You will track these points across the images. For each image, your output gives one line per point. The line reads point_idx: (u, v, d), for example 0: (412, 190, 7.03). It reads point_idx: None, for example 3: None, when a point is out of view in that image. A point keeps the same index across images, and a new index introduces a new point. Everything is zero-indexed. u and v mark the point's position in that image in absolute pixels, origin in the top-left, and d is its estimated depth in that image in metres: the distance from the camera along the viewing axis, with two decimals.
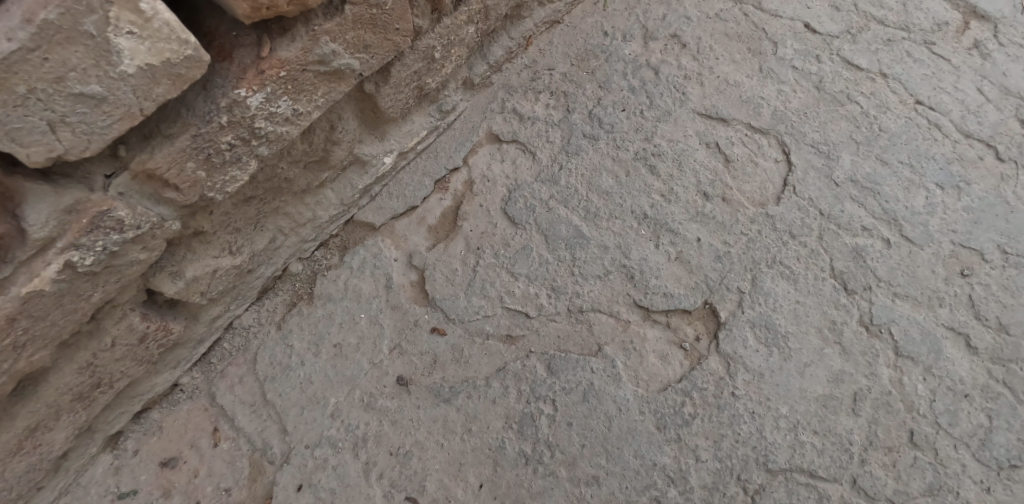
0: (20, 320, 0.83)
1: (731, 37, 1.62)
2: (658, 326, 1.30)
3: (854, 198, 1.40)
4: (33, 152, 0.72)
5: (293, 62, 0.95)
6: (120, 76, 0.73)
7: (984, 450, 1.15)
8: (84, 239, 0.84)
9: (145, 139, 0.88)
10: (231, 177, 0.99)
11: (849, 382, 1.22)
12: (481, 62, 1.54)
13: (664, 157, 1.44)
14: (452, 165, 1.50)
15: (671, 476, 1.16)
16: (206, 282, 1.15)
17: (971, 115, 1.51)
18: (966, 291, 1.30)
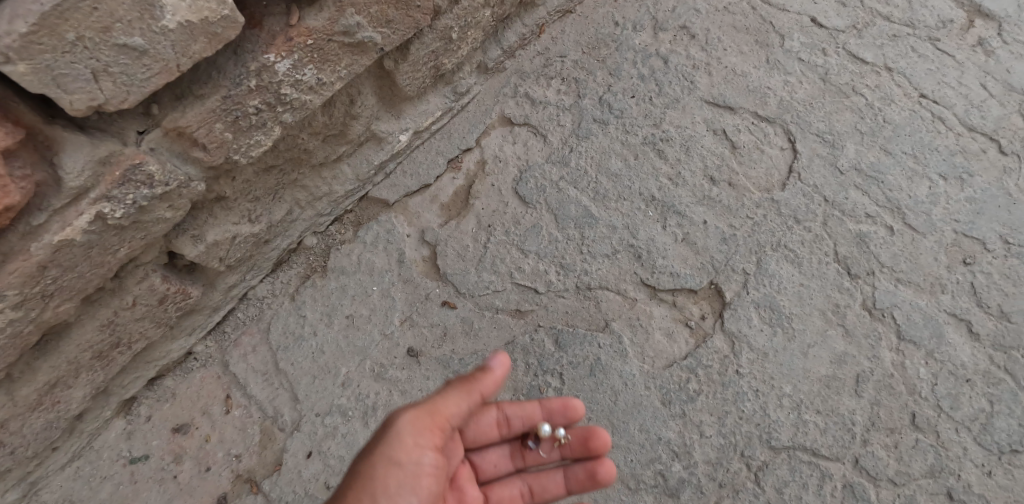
0: (50, 268, 0.87)
1: (740, 29, 1.65)
2: (664, 305, 1.32)
3: (858, 186, 1.43)
4: (76, 99, 0.76)
5: (320, 31, 0.99)
6: (161, 31, 0.78)
7: (985, 435, 1.17)
8: (116, 191, 0.88)
9: (177, 99, 0.92)
10: (256, 142, 1.02)
11: (851, 363, 1.24)
12: (495, 47, 1.58)
13: (672, 143, 1.48)
14: (465, 145, 1.54)
15: (675, 451, 1.18)
16: (225, 248, 1.19)
17: (974, 109, 1.54)
18: (968, 279, 1.32)
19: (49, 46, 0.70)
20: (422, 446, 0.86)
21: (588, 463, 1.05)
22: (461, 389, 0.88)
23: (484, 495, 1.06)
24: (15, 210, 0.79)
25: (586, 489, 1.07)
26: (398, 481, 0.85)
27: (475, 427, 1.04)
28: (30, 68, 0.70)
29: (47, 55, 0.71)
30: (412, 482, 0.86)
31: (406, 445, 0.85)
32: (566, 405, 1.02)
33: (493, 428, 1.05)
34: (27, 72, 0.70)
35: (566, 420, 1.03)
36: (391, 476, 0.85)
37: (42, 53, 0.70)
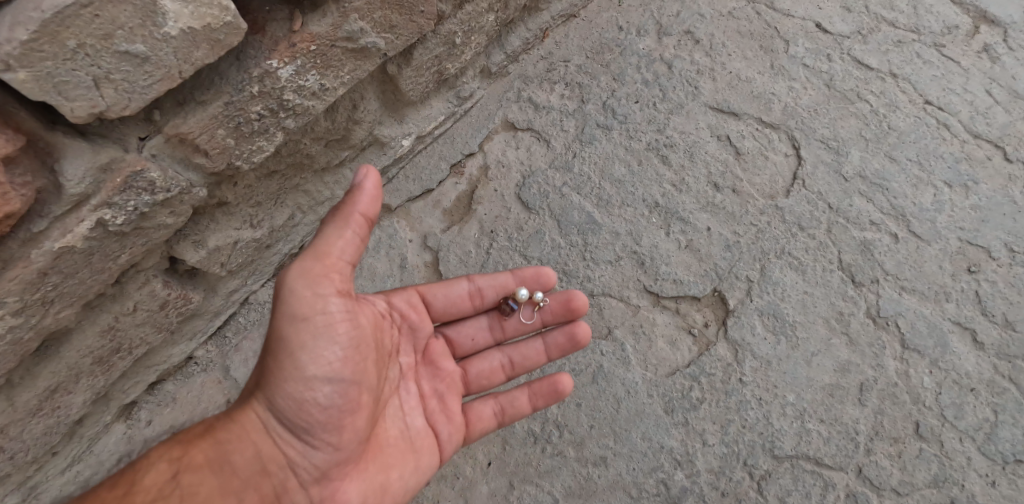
0: (51, 275, 0.87)
1: (744, 34, 1.63)
2: (667, 312, 1.31)
3: (862, 193, 1.42)
4: (77, 106, 0.75)
5: (323, 37, 0.98)
6: (163, 38, 0.77)
7: (989, 444, 1.17)
8: (118, 198, 0.88)
9: (179, 104, 0.91)
10: (258, 147, 1.02)
11: (855, 372, 1.23)
12: (499, 51, 1.56)
13: (676, 148, 1.47)
14: (467, 150, 1.53)
15: (678, 460, 1.18)
16: (226, 253, 1.18)
17: (979, 116, 1.53)
18: (973, 287, 1.31)
19: (50, 53, 0.70)
20: (319, 313, 0.87)
21: (566, 324, 1.17)
22: (338, 219, 0.86)
23: (464, 368, 1.16)
24: (15, 218, 0.79)
25: (563, 352, 1.19)
26: (309, 337, 0.87)
27: (446, 300, 1.14)
28: (31, 75, 0.70)
29: (48, 63, 0.70)
30: (320, 338, 0.87)
31: (298, 303, 0.86)
32: (538, 274, 1.15)
33: (466, 300, 1.16)
34: (27, 80, 0.70)
35: (540, 287, 1.15)
36: (301, 330, 0.87)
37: (42, 61, 0.70)
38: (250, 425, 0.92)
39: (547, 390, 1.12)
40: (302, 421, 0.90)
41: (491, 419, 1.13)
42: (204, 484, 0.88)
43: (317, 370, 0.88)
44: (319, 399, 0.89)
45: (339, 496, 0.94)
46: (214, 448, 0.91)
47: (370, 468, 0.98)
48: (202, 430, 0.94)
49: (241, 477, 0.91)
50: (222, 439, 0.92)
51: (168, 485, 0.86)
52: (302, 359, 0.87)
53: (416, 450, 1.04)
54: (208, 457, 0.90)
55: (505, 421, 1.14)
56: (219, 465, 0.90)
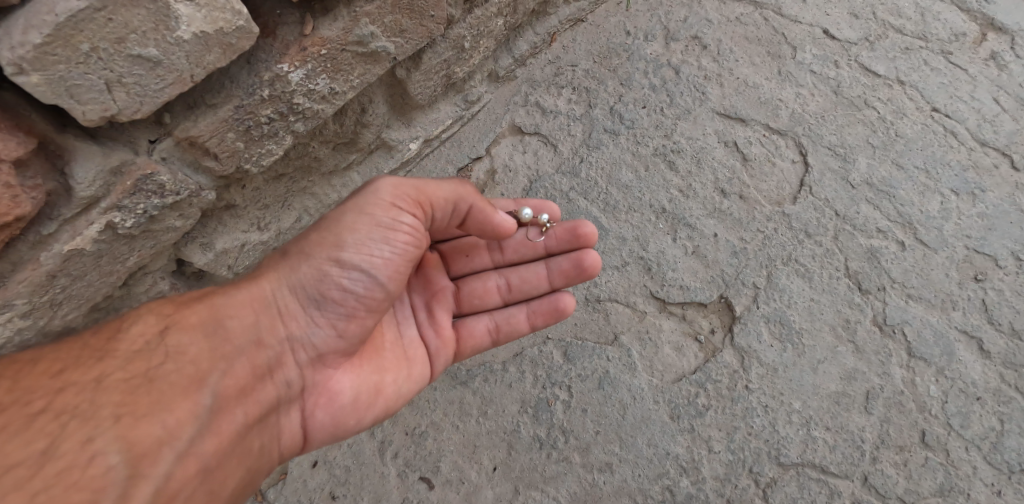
0: (59, 277, 0.87)
1: (752, 40, 1.63)
2: (674, 318, 1.31)
3: (869, 200, 1.42)
4: (89, 110, 0.75)
5: (333, 41, 0.98)
6: (176, 42, 0.77)
7: (995, 454, 1.16)
8: (127, 201, 0.87)
9: (190, 108, 0.90)
10: (267, 151, 1.02)
11: (861, 380, 1.23)
12: (506, 56, 1.56)
13: (683, 154, 1.47)
14: (474, 154, 1.53)
15: (684, 466, 1.17)
16: (234, 255, 1.18)
17: (987, 124, 1.53)
18: (979, 296, 1.31)
19: (63, 56, 0.70)
20: (392, 217, 0.95)
21: (572, 251, 1.17)
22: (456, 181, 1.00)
23: (458, 286, 1.19)
24: (24, 221, 0.79)
25: (569, 280, 1.19)
26: (366, 226, 0.94)
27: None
28: (43, 79, 0.70)
29: (61, 66, 0.70)
30: (377, 236, 0.95)
31: (380, 204, 0.95)
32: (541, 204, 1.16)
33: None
34: (40, 83, 0.70)
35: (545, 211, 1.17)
36: (361, 223, 0.95)
37: (55, 64, 0.70)
38: (258, 294, 0.98)
39: (548, 309, 1.18)
40: (321, 301, 0.98)
41: (484, 336, 1.19)
42: (194, 345, 0.92)
43: (363, 262, 0.95)
44: (345, 285, 0.96)
45: (332, 385, 1.03)
46: (211, 313, 0.95)
47: (364, 364, 1.06)
48: (197, 297, 0.99)
49: (235, 344, 0.95)
50: (219, 303, 0.97)
51: (154, 339, 0.92)
52: (348, 248, 0.95)
53: (410, 361, 1.11)
54: (201, 319, 0.95)
55: (500, 339, 1.20)
56: (214, 329, 0.94)
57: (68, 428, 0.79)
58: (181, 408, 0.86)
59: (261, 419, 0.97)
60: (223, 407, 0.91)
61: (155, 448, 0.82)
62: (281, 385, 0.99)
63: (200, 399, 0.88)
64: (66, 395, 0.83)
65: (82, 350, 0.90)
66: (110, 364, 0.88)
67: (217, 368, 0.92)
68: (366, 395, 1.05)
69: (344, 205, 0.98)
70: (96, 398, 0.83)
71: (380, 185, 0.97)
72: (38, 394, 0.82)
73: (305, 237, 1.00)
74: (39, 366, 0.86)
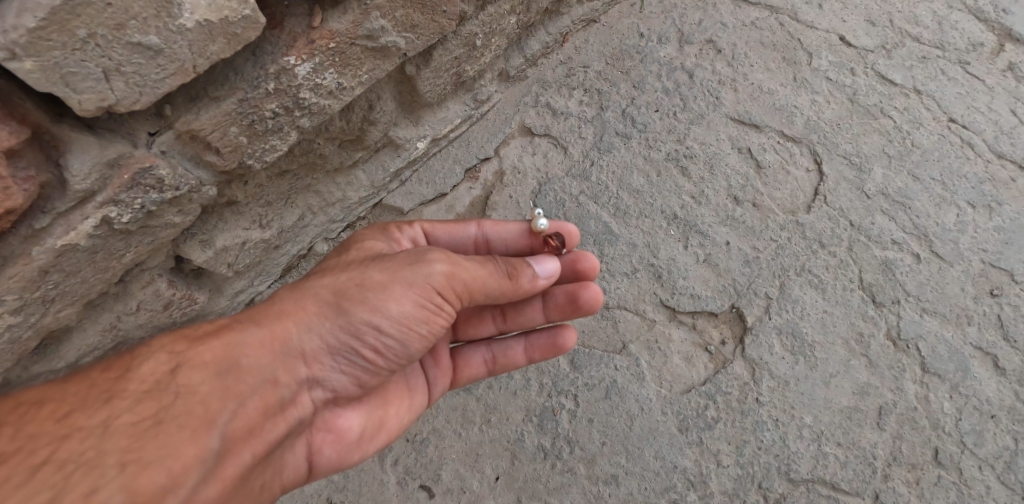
0: (52, 273, 0.84)
1: (767, 45, 1.60)
2: (684, 328, 1.28)
3: (885, 211, 1.38)
4: (86, 99, 0.72)
5: (343, 34, 0.95)
6: (178, 30, 0.74)
7: (1009, 474, 1.13)
8: (124, 195, 0.84)
9: (192, 99, 0.87)
10: (271, 146, 0.99)
11: (874, 395, 1.19)
12: (518, 55, 1.53)
13: (695, 160, 1.44)
14: (482, 154, 1.50)
15: (691, 480, 1.14)
16: (234, 253, 1.15)
17: (1004, 136, 1.48)
18: (995, 311, 1.27)
19: (59, 42, 0.66)
20: (439, 301, 0.90)
21: (573, 284, 1.12)
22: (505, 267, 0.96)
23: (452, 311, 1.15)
24: (16, 214, 0.76)
25: (566, 314, 1.15)
26: (414, 305, 0.88)
27: (449, 240, 1.16)
28: (38, 65, 0.67)
29: (56, 53, 0.67)
30: (418, 314, 0.89)
31: (429, 286, 0.89)
32: (559, 230, 1.12)
33: (475, 245, 1.16)
34: (34, 70, 0.67)
35: (556, 241, 1.13)
36: (409, 299, 0.88)
37: (50, 50, 0.66)
38: (279, 332, 0.89)
39: (546, 345, 1.15)
40: (349, 353, 0.91)
41: (478, 366, 1.16)
42: (206, 384, 0.81)
43: (398, 333, 0.90)
44: (378, 346, 0.90)
45: (340, 423, 0.99)
46: (227, 351, 0.85)
47: (372, 399, 1.03)
48: (211, 331, 0.89)
49: (249, 383, 0.85)
50: (236, 340, 0.86)
51: (165, 378, 0.82)
52: (389, 320, 0.88)
53: (412, 391, 1.08)
54: (215, 356, 0.84)
55: (494, 370, 1.17)
56: (228, 368, 0.84)
57: (70, 480, 0.68)
58: (188, 453, 0.75)
59: (266, 461, 0.90)
60: (233, 450, 0.81)
61: (158, 498, 0.71)
62: (292, 423, 0.91)
63: (209, 442, 0.78)
64: (70, 442, 0.73)
65: (89, 392, 0.81)
66: (117, 407, 0.78)
67: (228, 407, 0.81)
68: (372, 430, 1.02)
69: (392, 269, 0.90)
70: (101, 445, 0.73)
71: (433, 264, 0.90)
72: (42, 441, 0.74)
73: (340, 281, 0.92)
74: (45, 410, 0.79)
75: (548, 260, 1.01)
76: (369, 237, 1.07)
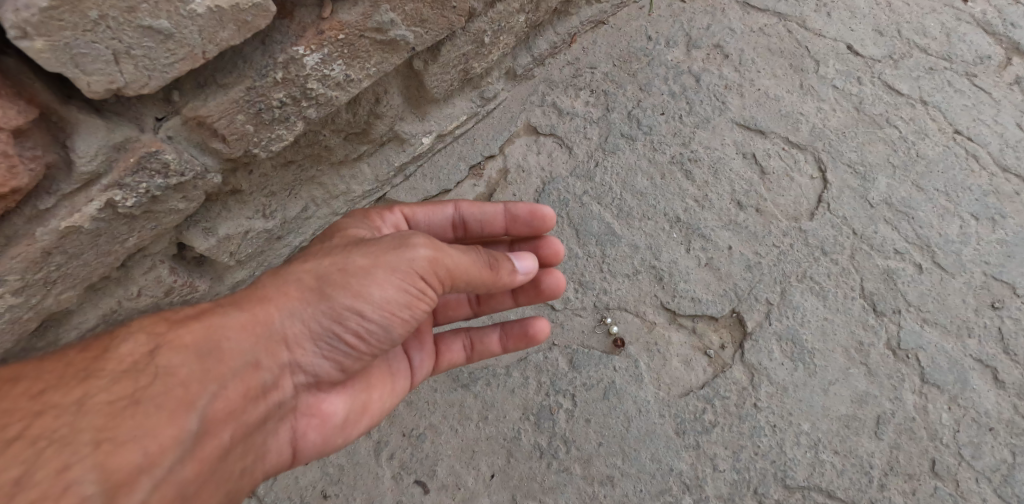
0: (55, 255, 0.84)
1: (775, 52, 1.60)
2: (683, 331, 1.28)
3: (888, 220, 1.38)
4: (94, 81, 0.72)
5: (352, 26, 0.95)
6: (189, 15, 0.74)
7: (1006, 487, 1.12)
8: (129, 179, 0.84)
9: (200, 87, 0.87)
10: (277, 136, 0.99)
11: (873, 404, 1.19)
12: (526, 54, 1.53)
13: (700, 164, 1.44)
14: (487, 152, 1.50)
15: (687, 483, 1.14)
16: (236, 242, 1.15)
17: (1009, 149, 1.48)
18: (996, 324, 1.27)
19: (70, 23, 0.67)
20: (422, 286, 0.88)
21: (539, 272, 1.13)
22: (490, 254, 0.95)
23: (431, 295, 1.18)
24: (21, 193, 0.76)
25: (534, 298, 1.16)
26: (397, 290, 0.86)
27: (429, 224, 1.16)
28: (48, 45, 0.67)
29: (67, 33, 0.67)
30: (401, 299, 0.88)
31: (413, 272, 0.87)
32: (533, 213, 1.11)
33: (452, 227, 1.17)
34: (45, 50, 0.67)
35: (532, 224, 1.11)
36: (390, 283, 0.86)
37: (61, 30, 0.66)
38: (261, 316, 0.87)
39: (519, 333, 1.16)
40: (331, 338, 0.90)
41: (458, 351, 1.17)
42: (185, 366, 0.80)
43: (381, 318, 0.88)
44: (360, 331, 0.89)
45: (325, 407, 0.99)
46: (208, 333, 0.84)
47: (356, 383, 1.03)
48: (193, 314, 0.89)
49: (230, 366, 0.84)
50: (217, 324, 0.86)
51: (144, 359, 0.81)
52: (371, 305, 0.86)
53: (394, 375, 1.08)
54: (196, 338, 0.84)
55: (473, 356, 1.18)
56: (209, 351, 0.83)
57: (42, 456, 0.68)
58: (165, 433, 0.75)
59: (250, 444, 0.90)
60: (211, 431, 0.81)
61: (133, 476, 0.71)
62: (273, 406, 0.91)
63: (186, 423, 0.77)
64: (44, 419, 0.73)
65: (67, 371, 0.82)
66: (93, 386, 0.78)
67: (208, 388, 0.81)
68: (355, 414, 1.03)
69: (374, 253, 0.88)
70: (75, 422, 0.72)
71: (417, 249, 0.87)
72: (17, 417, 0.73)
73: (322, 265, 0.90)
74: (20, 388, 0.79)
75: (529, 257, 1.00)
76: (351, 226, 1.06)
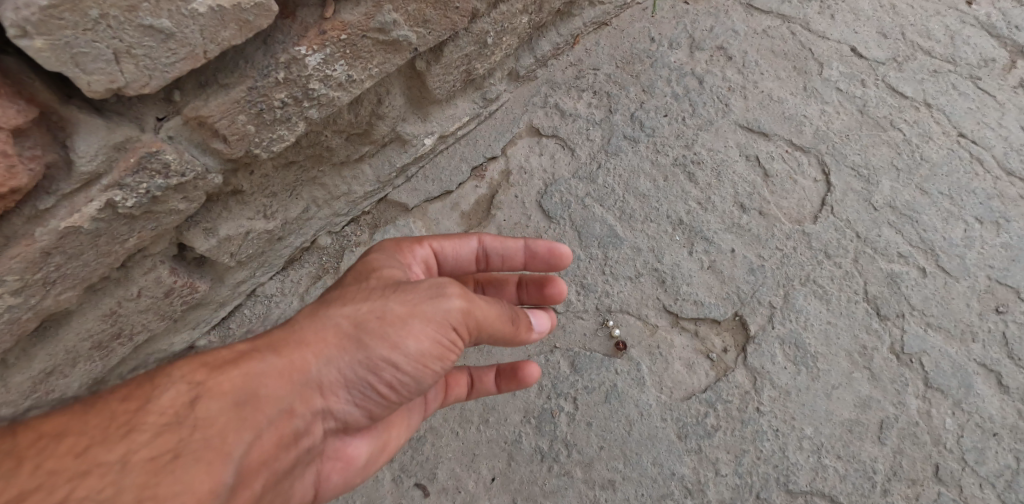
0: (54, 255, 0.83)
1: (778, 54, 1.59)
2: (686, 334, 1.28)
3: (892, 224, 1.37)
4: (94, 80, 0.72)
5: (354, 26, 0.94)
6: (191, 14, 0.74)
7: (1010, 492, 1.11)
8: (130, 179, 0.84)
9: (201, 86, 0.87)
10: (279, 136, 0.98)
11: (876, 408, 1.18)
12: (528, 55, 1.53)
13: (703, 166, 1.43)
14: (490, 153, 1.50)
15: (689, 488, 1.13)
16: (237, 243, 1.15)
17: (1014, 152, 1.46)
18: (1000, 328, 1.26)
19: (70, 21, 0.66)
20: (452, 337, 0.85)
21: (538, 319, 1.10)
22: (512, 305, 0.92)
23: None
24: (20, 193, 0.75)
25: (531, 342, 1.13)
26: (429, 341, 0.83)
27: (456, 259, 1.08)
28: (48, 44, 0.66)
29: (68, 32, 0.67)
30: (433, 351, 0.84)
31: (447, 323, 0.83)
32: (551, 251, 1.07)
33: (475, 261, 1.09)
34: (44, 48, 0.66)
35: (551, 262, 1.08)
36: (424, 333, 0.82)
37: (62, 29, 0.66)
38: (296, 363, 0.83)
39: (513, 375, 1.10)
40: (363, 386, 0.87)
41: (462, 388, 1.11)
42: (223, 416, 0.76)
43: (413, 369, 0.85)
44: (392, 381, 0.86)
45: (348, 449, 0.98)
46: (246, 382, 0.79)
47: (378, 425, 1.02)
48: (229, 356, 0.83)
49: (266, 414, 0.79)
50: (255, 369, 0.80)
51: (185, 410, 0.76)
52: (405, 356, 0.83)
53: (411, 410, 1.07)
54: (235, 385, 0.78)
55: (473, 393, 1.13)
56: (246, 399, 0.78)
57: None
58: (204, 488, 0.70)
59: (277, 489, 0.87)
60: (245, 483, 0.76)
61: None
62: (303, 451, 0.87)
63: (224, 475, 0.72)
64: (89, 479, 0.67)
65: (106, 420, 0.76)
66: (136, 441, 0.72)
67: (243, 438, 0.76)
68: (377, 451, 1.02)
69: (407, 300, 0.84)
70: (119, 481, 0.67)
71: (450, 300, 0.84)
72: (62, 479, 0.68)
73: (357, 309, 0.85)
74: (63, 444, 0.72)
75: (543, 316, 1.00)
76: (379, 259, 0.97)
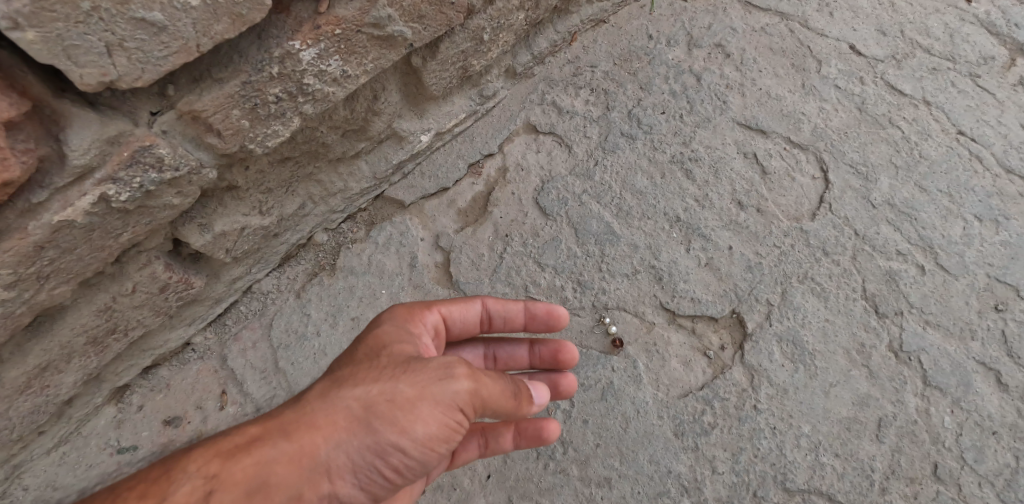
0: (47, 249, 0.83)
1: (777, 52, 1.59)
2: (683, 331, 1.27)
3: (890, 221, 1.36)
4: (87, 73, 0.72)
5: (348, 21, 0.94)
6: (183, 7, 0.74)
7: (1009, 491, 1.10)
8: (123, 173, 0.84)
9: (195, 81, 0.87)
10: (274, 131, 0.98)
11: (873, 407, 1.18)
12: (525, 52, 1.53)
13: (700, 163, 1.43)
14: (487, 150, 1.50)
15: (685, 486, 1.13)
16: (233, 239, 1.15)
17: (1013, 150, 1.46)
18: (999, 326, 1.25)
19: (62, 14, 0.66)
20: (459, 419, 0.82)
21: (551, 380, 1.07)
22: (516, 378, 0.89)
23: None
24: (13, 186, 0.75)
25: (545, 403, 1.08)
26: (437, 425, 0.80)
27: (463, 323, 1.05)
28: (40, 37, 0.66)
29: (59, 25, 0.67)
30: (442, 433, 0.81)
31: (454, 405, 0.81)
32: (550, 312, 1.07)
33: (479, 324, 1.07)
34: (36, 41, 0.66)
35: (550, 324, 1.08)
36: (432, 416, 0.79)
37: (53, 21, 0.66)
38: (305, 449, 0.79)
39: (532, 434, 1.02)
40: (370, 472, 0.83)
41: (473, 449, 1.04)
42: None
43: (420, 453, 0.82)
44: (399, 467, 0.82)
45: None
46: (256, 471, 0.75)
47: None
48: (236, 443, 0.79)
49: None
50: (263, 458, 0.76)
51: None
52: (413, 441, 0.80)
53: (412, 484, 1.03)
54: (245, 477, 0.74)
55: (488, 451, 1.05)
56: (257, 491, 0.74)
57: None
58: None
59: None
60: None
61: None
62: None
63: None
64: None
65: None
66: None
67: None
68: None
69: (413, 380, 0.81)
70: None
71: (457, 381, 0.81)
72: None
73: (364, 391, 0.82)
74: None
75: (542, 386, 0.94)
76: (387, 328, 0.94)
